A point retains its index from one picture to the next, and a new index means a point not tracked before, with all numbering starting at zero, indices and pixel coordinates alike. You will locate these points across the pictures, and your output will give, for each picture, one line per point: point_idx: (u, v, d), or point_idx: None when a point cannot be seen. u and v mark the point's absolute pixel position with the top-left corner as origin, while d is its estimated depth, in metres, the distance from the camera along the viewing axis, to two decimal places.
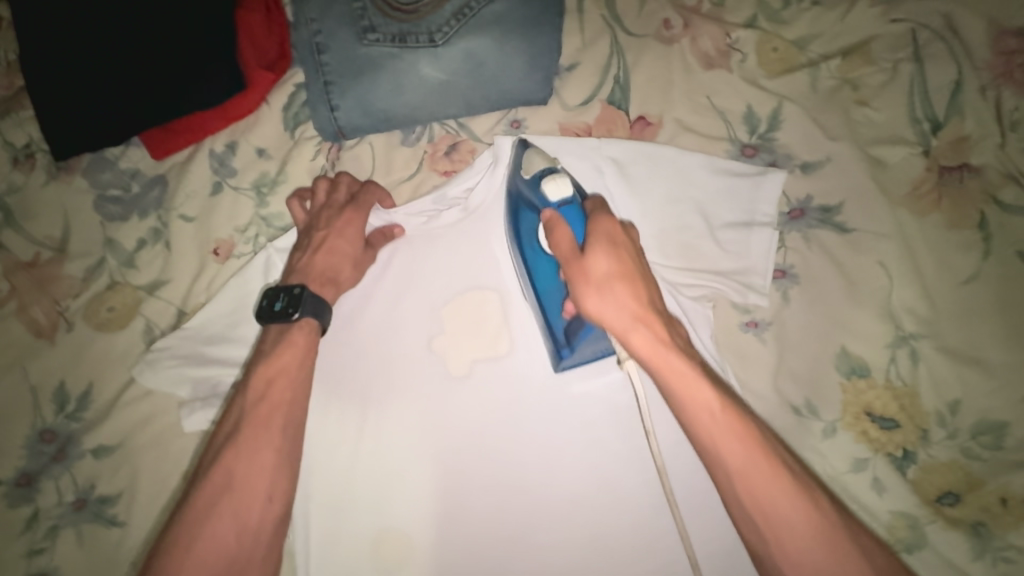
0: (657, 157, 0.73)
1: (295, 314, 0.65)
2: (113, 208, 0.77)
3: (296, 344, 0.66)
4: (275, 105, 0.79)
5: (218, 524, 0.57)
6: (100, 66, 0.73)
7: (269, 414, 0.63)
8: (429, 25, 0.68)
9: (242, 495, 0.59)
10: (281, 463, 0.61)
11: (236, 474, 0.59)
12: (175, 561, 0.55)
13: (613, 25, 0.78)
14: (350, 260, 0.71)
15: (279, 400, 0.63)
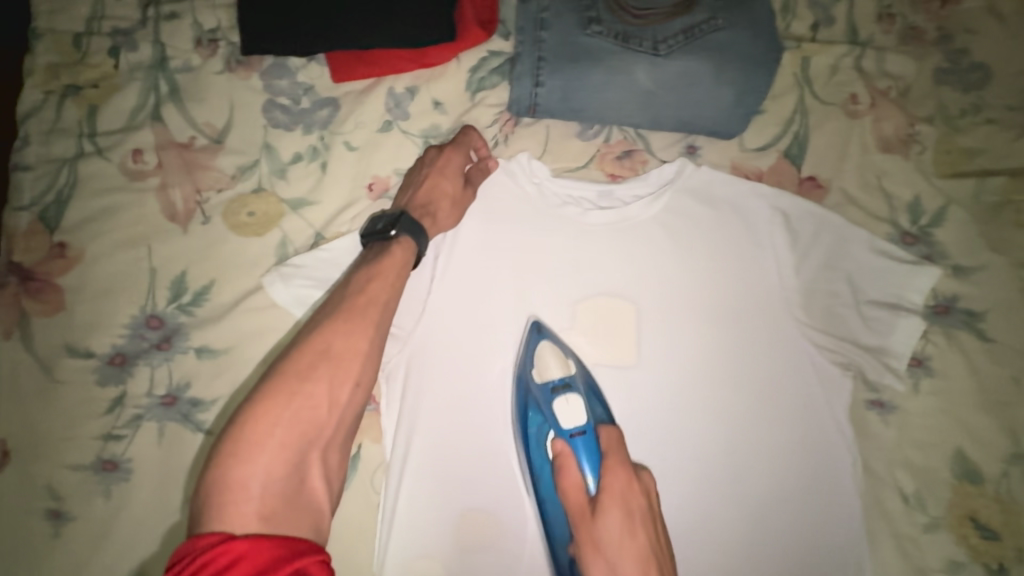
0: (824, 220, 0.75)
1: (392, 233, 0.64)
2: (281, 116, 0.76)
3: (394, 258, 0.63)
4: (464, 64, 0.79)
5: (316, 385, 0.54)
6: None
7: (366, 305, 0.59)
8: (655, 35, 0.69)
9: (340, 367, 0.55)
10: (374, 351, 0.58)
11: (335, 344, 0.56)
12: (276, 406, 0.52)
13: (804, 85, 0.81)
14: (451, 198, 0.71)
15: (376, 296, 0.60)
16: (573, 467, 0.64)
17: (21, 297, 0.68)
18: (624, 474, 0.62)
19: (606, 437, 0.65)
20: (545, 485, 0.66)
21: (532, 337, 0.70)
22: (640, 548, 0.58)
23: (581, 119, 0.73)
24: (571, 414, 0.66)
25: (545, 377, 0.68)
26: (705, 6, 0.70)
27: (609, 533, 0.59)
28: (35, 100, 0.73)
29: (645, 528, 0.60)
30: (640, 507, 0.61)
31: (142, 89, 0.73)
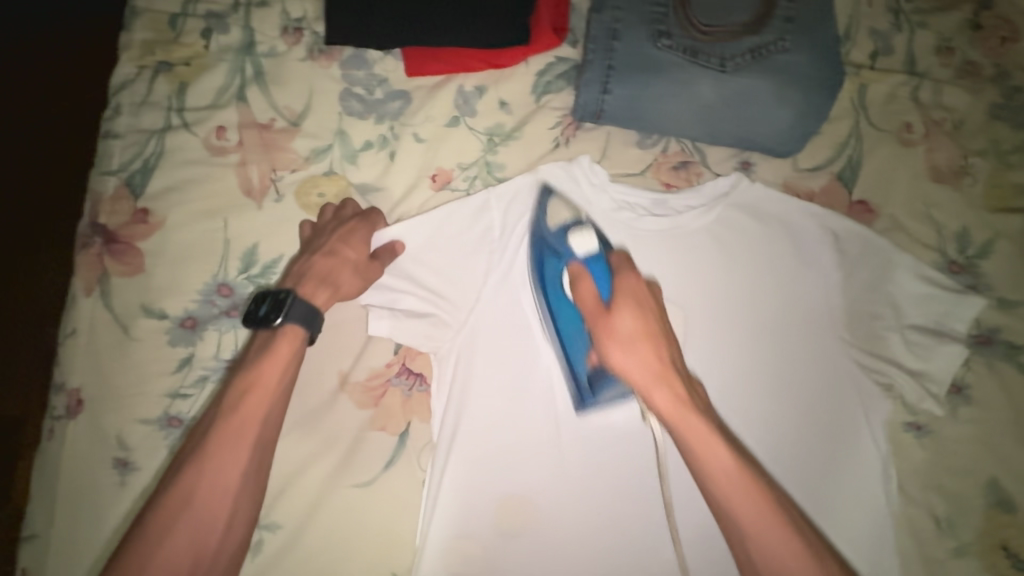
0: (873, 242, 0.76)
1: (275, 322, 0.62)
2: (355, 104, 0.80)
3: (279, 354, 0.62)
4: (532, 68, 0.82)
5: (174, 540, 0.54)
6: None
7: (252, 384, 0.60)
8: (723, 52, 0.72)
9: (207, 507, 0.56)
10: (252, 470, 0.59)
11: (199, 489, 0.56)
12: (168, 512, 0.55)
13: (860, 111, 0.83)
14: (351, 266, 0.70)
15: (262, 387, 0.60)
16: (590, 279, 0.68)
17: (105, 257, 0.73)
18: (632, 298, 0.65)
19: (615, 259, 0.68)
20: (569, 324, 0.71)
21: (546, 252, 0.72)
22: (651, 330, 0.64)
23: (641, 129, 0.76)
24: (583, 246, 0.70)
25: (557, 224, 0.73)
26: (774, 27, 0.72)
27: (627, 332, 0.64)
28: (129, 73, 0.78)
29: (656, 328, 0.65)
30: (654, 327, 0.64)
31: (229, 70, 0.77)
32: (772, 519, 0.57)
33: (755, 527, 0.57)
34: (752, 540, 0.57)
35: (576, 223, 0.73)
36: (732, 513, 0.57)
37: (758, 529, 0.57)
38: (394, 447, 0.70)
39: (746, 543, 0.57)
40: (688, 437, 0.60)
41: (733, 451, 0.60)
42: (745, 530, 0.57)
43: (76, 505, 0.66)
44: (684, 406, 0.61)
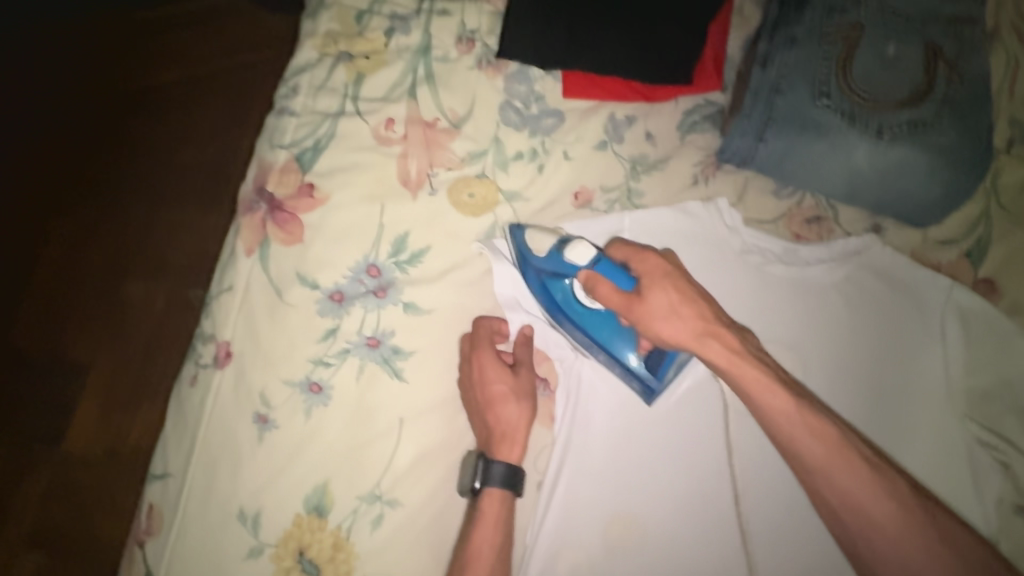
0: (999, 322, 0.78)
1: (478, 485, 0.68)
2: (513, 116, 0.84)
3: (485, 515, 0.67)
4: (681, 106, 0.86)
5: None
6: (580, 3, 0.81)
7: (479, 535, 0.66)
8: (882, 121, 0.75)
9: None
10: None
11: None
12: None
13: (993, 194, 0.85)
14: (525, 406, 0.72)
15: (485, 536, 0.65)
16: (604, 279, 0.69)
17: (268, 223, 0.77)
18: (661, 272, 0.69)
19: (619, 250, 0.72)
20: (603, 329, 0.73)
21: (547, 279, 0.74)
22: (687, 296, 0.67)
23: (783, 179, 0.81)
24: (586, 256, 0.72)
25: (544, 250, 0.74)
26: (932, 104, 0.76)
27: (666, 305, 0.67)
28: (312, 58, 0.84)
29: (693, 289, 0.68)
30: (681, 277, 0.68)
31: (405, 68, 0.83)
32: (847, 466, 0.60)
33: (780, 427, 0.63)
34: (842, 493, 0.60)
35: (567, 239, 0.73)
36: (766, 409, 0.64)
37: (793, 431, 0.62)
38: None
39: (840, 496, 0.60)
40: (743, 384, 0.64)
41: (784, 388, 0.63)
42: (786, 430, 0.63)
43: (212, 451, 0.70)
44: (715, 325, 0.67)
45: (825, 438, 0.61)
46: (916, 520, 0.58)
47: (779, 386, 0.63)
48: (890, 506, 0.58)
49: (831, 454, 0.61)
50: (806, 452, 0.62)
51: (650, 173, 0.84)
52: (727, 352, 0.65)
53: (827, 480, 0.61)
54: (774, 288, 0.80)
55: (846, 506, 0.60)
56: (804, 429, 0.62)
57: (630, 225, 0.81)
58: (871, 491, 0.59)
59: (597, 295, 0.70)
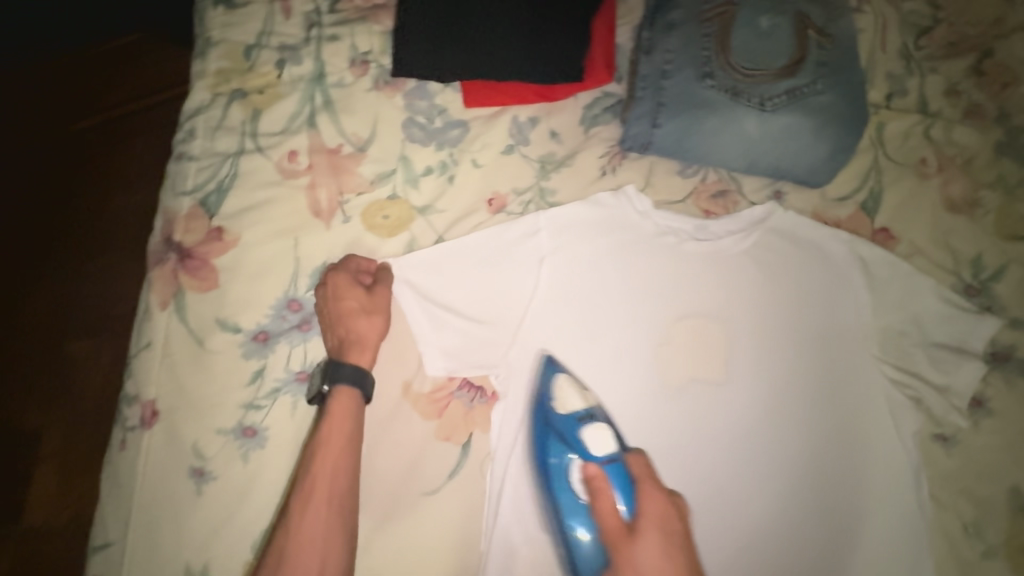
0: (897, 266, 0.83)
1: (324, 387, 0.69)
2: (417, 132, 0.85)
3: (336, 414, 0.68)
4: (581, 101, 0.88)
5: None
6: (466, 14, 0.82)
7: (325, 446, 0.66)
8: (763, 92, 0.79)
9: (298, 569, 0.60)
10: (337, 531, 0.63)
11: (287, 554, 0.60)
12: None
13: (879, 146, 0.90)
14: (378, 328, 0.74)
15: (329, 458, 0.66)
16: (610, 492, 0.66)
17: (180, 273, 0.76)
18: (659, 522, 0.62)
19: (636, 465, 0.67)
20: (573, 516, 0.70)
21: (552, 440, 0.72)
22: (681, 565, 0.59)
23: (686, 159, 0.83)
24: (606, 449, 0.71)
25: (567, 411, 0.73)
26: (808, 71, 0.80)
27: (644, 562, 0.59)
28: (205, 99, 0.82)
29: (677, 549, 0.60)
30: (675, 531, 0.62)
31: (300, 98, 0.82)
32: None
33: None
34: None
35: (591, 414, 0.72)
36: (645, 546, 0.60)
37: None
38: (458, 457, 0.75)
39: None
40: (624, 562, 0.61)
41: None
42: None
43: (149, 515, 0.68)
44: (653, 526, 0.62)
45: None
46: None
47: None
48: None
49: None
50: None
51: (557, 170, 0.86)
52: None
53: None
54: (691, 264, 0.83)
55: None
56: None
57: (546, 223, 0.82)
58: None
59: (599, 498, 0.66)
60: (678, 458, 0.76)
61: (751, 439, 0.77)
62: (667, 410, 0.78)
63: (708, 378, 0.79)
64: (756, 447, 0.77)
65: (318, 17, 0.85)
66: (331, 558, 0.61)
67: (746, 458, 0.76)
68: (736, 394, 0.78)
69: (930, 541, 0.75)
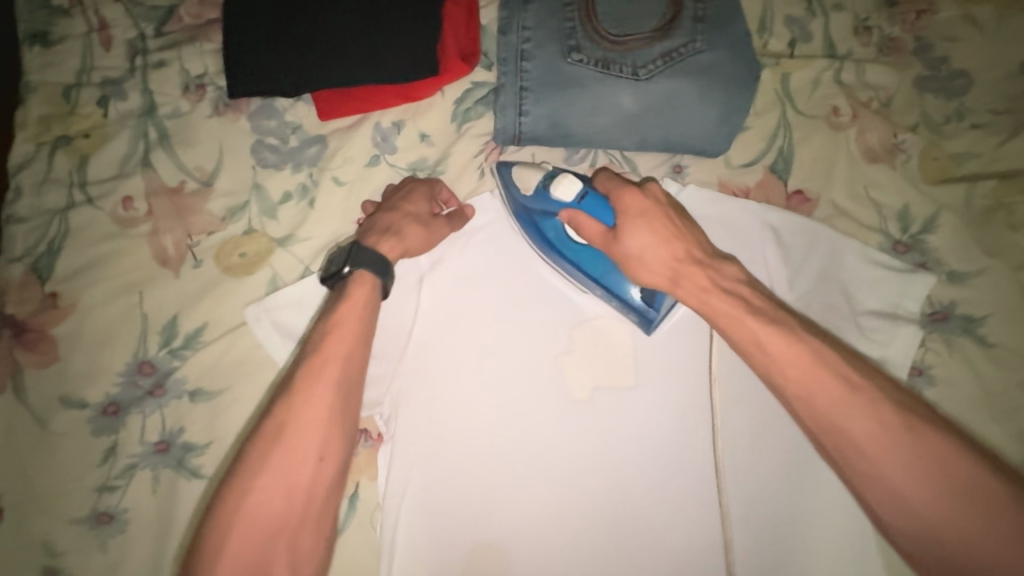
0: (814, 232, 0.75)
1: (347, 268, 0.65)
2: (269, 156, 0.77)
3: (355, 297, 0.64)
4: (449, 96, 0.79)
5: (263, 484, 0.55)
6: (300, 17, 0.74)
7: (321, 365, 0.60)
8: (636, 60, 0.71)
9: (291, 454, 0.56)
10: (331, 421, 0.59)
11: (284, 426, 0.57)
12: (231, 502, 0.54)
13: (785, 101, 0.81)
14: (416, 223, 0.70)
15: (333, 354, 0.61)
16: (586, 215, 0.66)
17: (15, 350, 0.68)
18: (635, 213, 0.64)
19: (603, 183, 0.68)
20: (592, 266, 0.71)
21: (540, 216, 0.71)
22: (676, 249, 0.63)
23: (567, 145, 0.75)
24: (573, 191, 0.67)
25: (532, 188, 0.70)
26: (684, 29, 0.71)
27: (642, 245, 0.63)
28: (26, 151, 0.74)
29: (666, 227, 0.64)
30: (670, 226, 0.64)
31: (132, 137, 0.74)
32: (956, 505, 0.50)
33: (830, 408, 0.55)
34: (891, 489, 0.53)
35: (552, 172, 0.69)
36: (763, 356, 0.58)
37: (832, 429, 0.55)
38: (344, 513, 0.67)
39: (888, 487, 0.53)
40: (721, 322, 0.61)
41: (792, 340, 0.57)
42: (787, 378, 0.57)
43: None
44: (766, 322, 0.58)
45: (877, 438, 0.53)
46: (974, 521, 0.50)
47: (890, 433, 0.53)
48: (928, 487, 0.51)
49: (839, 405, 0.54)
50: (875, 474, 0.53)
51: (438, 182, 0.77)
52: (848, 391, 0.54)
53: (899, 492, 0.52)
54: None
55: (844, 450, 0.55)
56: (852, 403, 0.54)
57: (407, 235, 0.69)
58: (932, 492, 0.51)
59: (580, 225, 0.66)
60: (589, 479, 0.68)
61: (670, 447, 0.69)
62: (574, 427, 0.70)
63: (616, 384, 0.71)
64: (676, 456, 0.69)
65: (142, 44, 0.77)
66: (329, 448, 0.58)
67: (667, 469, 0.69)
68: (649, 398, 0.71)
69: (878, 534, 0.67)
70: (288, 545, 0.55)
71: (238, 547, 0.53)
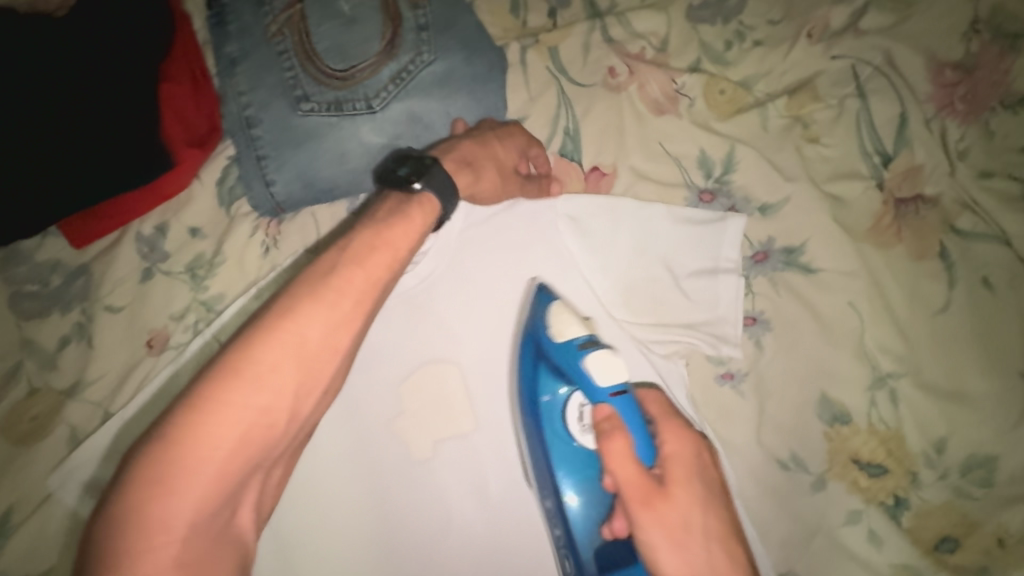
0: (614, 210, 0.71)
1: (415, 184, 0.59)
2: (32, 304, 0.70)
3: (411, 220, 0.58)
4: (208, 180, 0.74)
5: (278, 399, 0.49)
6: (62, 150, 0.63)
7: (355, 280, 0.53)
8: (367, 91, 0.65)
9: (314, 370, 0.51)
10: (351, 351, 0.54)
11: (309, 340, 0.50)
12: (233, 399, 0.47)
13: (559, 76, 0.76)
14: (498, 167, 0.67)
15: (371, 271, 0.54)
16: (624, 436, 0.59)
17: None
18: (681, 467, 0.59)
19: (654, 406, 0.63)
20: (562, 462, 0.62)
21: (541, 367, 0.64)
22: (708, 497, 0.58)
23: (334, 196, 0.70)
24: (611, 379, 0.61)
25: (565, 337, 0.64)
26: (408, 43, 0.65)
27: (684, 511, 0.56)
28: None
29: (713, 492, 0.58)
30: (708, 473, 0.60)
31: None
32: None
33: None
34: None
35: (592, 340, 0.63)
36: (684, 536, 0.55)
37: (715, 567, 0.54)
38: None
39: None
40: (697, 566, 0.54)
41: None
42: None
43: None
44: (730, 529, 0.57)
45: (742, 563, 0.56)
46: None
47: (757, 574, 0.57)
48: None
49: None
50: None
51: (236, 275, 0.72)
52: (710, 511, 0.57)
53: None
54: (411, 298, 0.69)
55: None
56: (730, 550, 0.56)
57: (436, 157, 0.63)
58: None
59: (606, 449, 0.59)
60: (462, 528, 0.65)
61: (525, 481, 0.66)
62: (422, 490, 0.66)
63: (454, 431, 0.67)
64: (534, 487, 0.66)
65: None
66: (333, 384, 0.55)
67: (526, 503, 0.65)
68: (490, 436, 0.67)
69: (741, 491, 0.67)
70: (261, 477, 0.52)
71: (219, 458, 0.46)
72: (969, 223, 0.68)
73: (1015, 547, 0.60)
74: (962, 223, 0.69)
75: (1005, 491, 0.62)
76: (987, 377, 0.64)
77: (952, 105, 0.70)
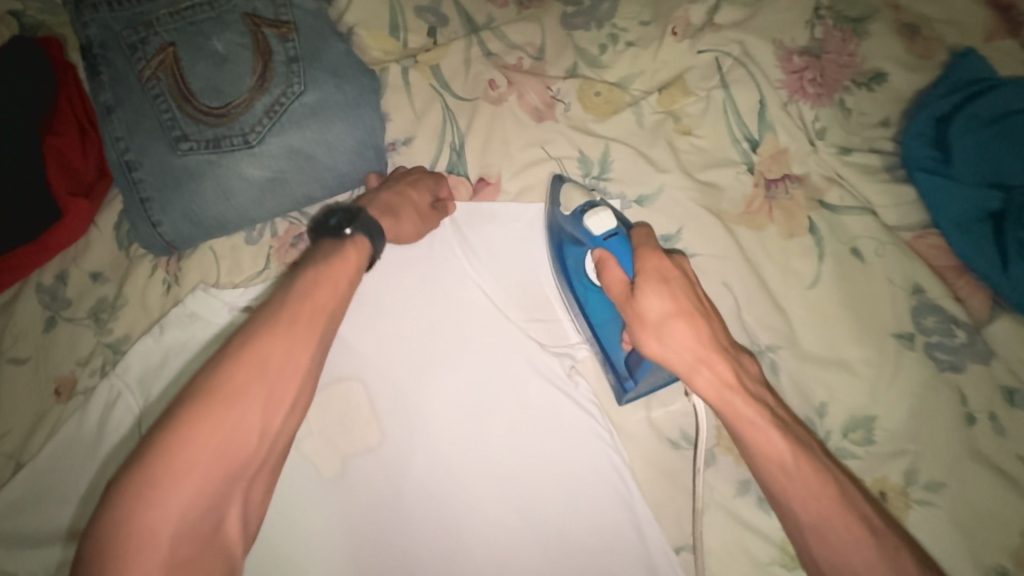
0: (498, 215, 0.75)
1: (347, 231, 0.61)
2: None
3: (350, 260, 0.60)
4: (104, 227, 0.75)
5: (248, 411, 0.49)
6: None
7: (310, 308, 0.55)
8: (243, 126, 0.67)
9: (279, 386, 0.51)
10: (312, 370, 0.54)
11: (271, 362, 0.51)
12: (206, 414, 0.48)
13: (442, 92, 0.78)
14: (419, 211, 0.70)
15: (322, 302, 0.56)
16: (614, 263, 0.61)
17: None
18: (658, 276, 0.58)
19: (639, 237, 0.62)
20: (596, 309, 0.68)
21: (567, 240, 0.69)
22: (686, 309, 0.57)
23: (227, 229, 0.72)
24: (604, 228, 0.64)
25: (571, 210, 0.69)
26: (280, 77, 0.68)
27: (659, 314, 0.57)
28: None
29: (690, 302, 0.57)
30: (691, 296, 0.58)
31: None
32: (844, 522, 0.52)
33: (767, 460, 0.55)
34: (813, 530, 0.53)
35: (591, 204, 0.66)
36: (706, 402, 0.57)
37: (763, 452, 0.55)
38: None
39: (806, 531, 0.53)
40: (739, 426, 0.55)
41: (779, 427, 0.55)
42: (761, 461, 0.55)
43: None
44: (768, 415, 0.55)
45: (805, 472, 0.54)
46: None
47: (776, 429, 0.55)
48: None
49: (826, 506, 0.53)
50: (785, 488, 0.54)
51: (138, 314, 0.73)
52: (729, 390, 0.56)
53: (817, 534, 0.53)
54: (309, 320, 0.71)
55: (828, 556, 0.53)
56: (791, 461, 0.54)
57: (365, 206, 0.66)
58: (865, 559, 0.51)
59: (602, 271, 0.62)
60: (399, 526, 0.68)
61: (435, 486, 0.68)
62: (336, 504, 0.68)
63: (363, 445, 0.69)
64: (445, 490, 0.68)
65: None
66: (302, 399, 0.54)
67: (437, 507, 0.68)
68: (398, 446, 0.69)
69: (633, 473, 0.68)
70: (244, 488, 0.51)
71: (192, 467, 0.46)
72: (836, 197, 0.73)
73: (895, 498, 0.64)
74: (829, 198, 0.73)
75: (881, 446, 0.66)
76: (859, 341, 0.68)
77: (802, 88, 0.75)
